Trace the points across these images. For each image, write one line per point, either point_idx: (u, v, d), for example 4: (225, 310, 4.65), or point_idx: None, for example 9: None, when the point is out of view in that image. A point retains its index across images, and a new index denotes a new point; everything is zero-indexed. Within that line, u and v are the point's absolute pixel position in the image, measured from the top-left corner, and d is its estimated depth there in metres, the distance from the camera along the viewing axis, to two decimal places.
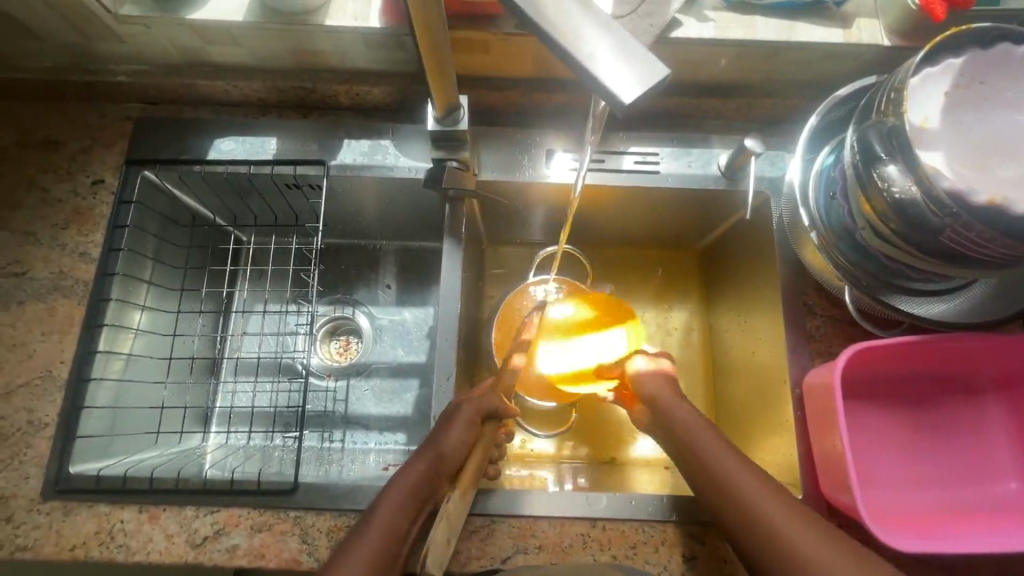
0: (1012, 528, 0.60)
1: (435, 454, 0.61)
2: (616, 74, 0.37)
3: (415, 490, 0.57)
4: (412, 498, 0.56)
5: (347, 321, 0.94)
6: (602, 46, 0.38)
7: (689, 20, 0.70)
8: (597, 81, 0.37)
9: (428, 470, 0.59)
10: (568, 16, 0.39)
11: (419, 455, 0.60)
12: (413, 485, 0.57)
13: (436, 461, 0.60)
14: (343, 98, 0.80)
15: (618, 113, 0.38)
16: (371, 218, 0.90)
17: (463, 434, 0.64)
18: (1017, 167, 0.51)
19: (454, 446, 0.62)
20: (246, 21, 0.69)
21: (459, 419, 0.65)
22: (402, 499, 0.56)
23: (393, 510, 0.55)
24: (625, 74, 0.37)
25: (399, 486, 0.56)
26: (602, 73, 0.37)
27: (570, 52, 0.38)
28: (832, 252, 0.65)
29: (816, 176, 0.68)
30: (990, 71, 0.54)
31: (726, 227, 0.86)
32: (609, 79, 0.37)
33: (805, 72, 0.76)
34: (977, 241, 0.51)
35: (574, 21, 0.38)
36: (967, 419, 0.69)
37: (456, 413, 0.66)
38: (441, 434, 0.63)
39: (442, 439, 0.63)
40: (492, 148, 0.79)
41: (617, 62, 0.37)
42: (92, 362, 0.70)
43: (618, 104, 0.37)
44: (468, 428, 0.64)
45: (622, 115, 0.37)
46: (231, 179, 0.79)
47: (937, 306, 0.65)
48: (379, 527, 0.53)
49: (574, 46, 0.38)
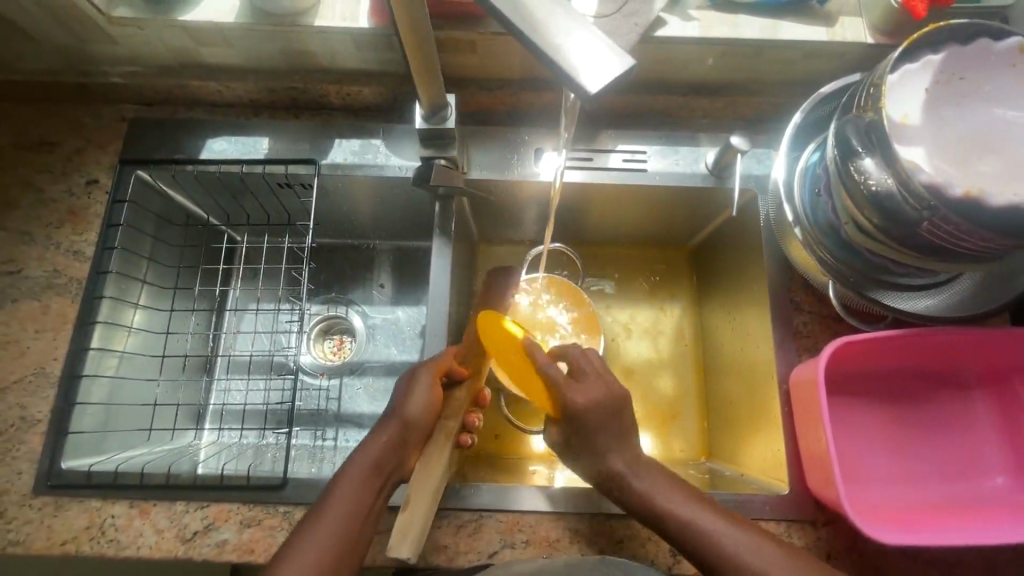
0: (1000, 521, 0.60)
1: (402, 424, 0.61)
2: (586, 63, 0.38)
3: (379, 470, 0.58)
4: (377, 471, 0.58)
5: (341, 320, 0.95)
6: (572, 35, 0.39)
7: (672, 19, 0.70)
8: (567, 70, 0.38)
9: (392, 441, 0.60)
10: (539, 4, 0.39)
11: (385, 427, 0.61)
12: (379, 460, 0.58)
13: (404, 429, 0.61)
14: (334, 98, 0.81)
15: (587, 103, 0.38)
16: (364, 217, 0.91)
17: (426, 399, 0.63)
18: (998, 161, 0.52)
19: (414, 404, 0.63)
20: (237, 22, 0.69)
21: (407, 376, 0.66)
22: (364, 478, 0.57)
23: (356, 487, 0.56)
24: (596, 62, 0.38)
25: (362, 464, 0.57)
26: (572, 63, 0.38)
27: (541, 42, 0.39)
28: (817, 248, 0.65)
29: (801, 173, 0.68)
30: (969, 66, 0.54)
31: (715, 225, 0.87)
32: (579, 70, 0.38)
33: (789, 71, 0.76)
34: (955, 233, 0.52)
35: (543, 7, 0.39)
36: (954, 415, 0.69)
37: (416, 376, 0.65)
38: (402, 400, 0.63)
39: (404, 409, 0.62)
40: (482, 147, 0.80)
41: (589, 51, 0.38)
42: (86, 358, 0.71)
43: (585, 94, 0.38)
44: (429, 393, 0.64)
45: (590, 105, 0.38)
46: (224, 179, 0.80)
47: (923, 301, 0.65)
48: (339, 509, 0.54)
49: (543, 35, 0.39)
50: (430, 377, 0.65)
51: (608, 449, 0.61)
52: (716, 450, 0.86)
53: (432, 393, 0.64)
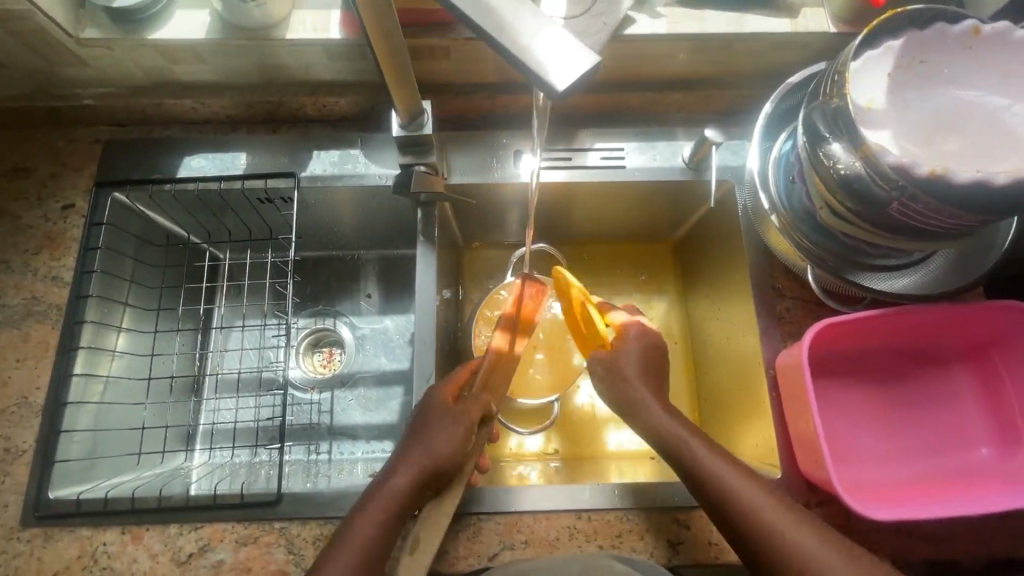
0: (985, 491, 0.62)
1: (431, 456, 0.60)
2: (551, 62, 0.38)
3: (400, 503, 0.58)
4: (396, 505, 0.58)
5: (329, 332, 0.95)
6: (536, 36, 0.39)
7: (641, 17, 0.71)
8: (534, 70, 0.38)
9: (416, 476, 0.59)
10: (500, 8, 0.40)
11: (409, 461, 0.60)
12: (399, 498, 0.58)
13: (430, 464, 0.60)
14: (310, 110, 0.81)
15: (556, 101, 0.39)
16: (347, 228, 0.91)
17: (458, 433, 0.62)
18: (960, 141, 0.53)
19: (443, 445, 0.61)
20: (209, 39, 0.69)
21: (436, 409, 0.64)
22: (385, 512, 0.57)
23: (377, 520, 0.56)
24: (561, 61, 0.38)
25: (384, 500, 0.57)
26: (538, 63, 0.38)
27: (505, 45, 0.39)
28: (794, 234, 0.67)
29: (774, 162, 0.70)
30: (929, 49, 0.56)
31: (696, 218, 0.88)
32: (546, 69, 0.38)
33: (758, 63, 0.78)
34: (925, 211, 0.53)
35: (506, 11, 0.40)
36: (935, 390, 0.71)
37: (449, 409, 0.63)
38: (429, 436, 0.61)
39: (434, 443, 0.61)
40: (461, 152, 0.81)
41: (554, 51, 0.39)
42: (69, 386, 0.70)
43: (554, 92, 0.38)
44: (462, 427, 0.62)
45: (560, 102, 0.39)
46: (202, 197, 0.79)
47: (899, 281, 0.66)
48: (360, 541, 0.55)
49: (508, 38, 0.39)
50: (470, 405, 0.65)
51: (652, 409, 0.63)
52: None
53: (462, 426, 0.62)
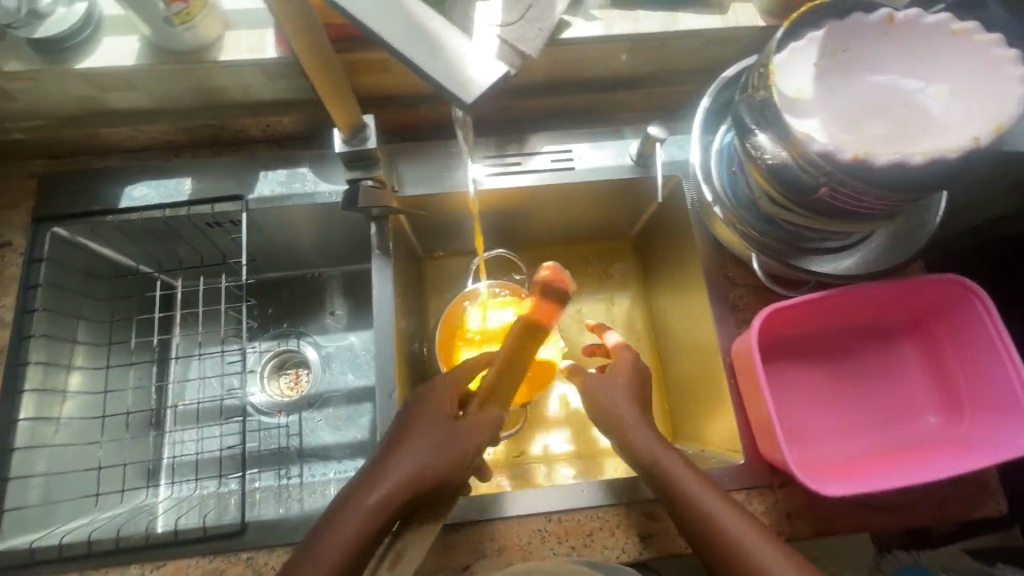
0: (932, 458, 0.64)
1: (419, 468, 0.59)
2: (460, 74, 0.40)
3: (377, 516, 0.57)
4: (373, 518, 0.57)
5: (294, 353, 0.93)
6: (443, 48, 0.40)
7: (577, 20, 0.72)
8: (443, 84, 0.40)
9: (401, 488, 0.58)
10: (403, 23, 0.40)
11: (396, 470, 0.59)
12: (379, 511, 0.57)
13: (418, 476, 0.59)
14: (254, 130, 0.80)
15: (468, 112, 0.41)
16: (304, 247, 0.90)
17: (452, 447, 0.60)
18: (885, 125, 0.55)
19: (434, 466, 0.59)
20: (139, 65, 0.67)
21: (433, 422, 0.62)
22: (362, 524, 0.56)
23: (352, 529, 0.56)
24: (469, 73, 0.40)
25: (361, 512, 0.56)
26: (447, 76, 0.40)
27: (413, 61, 0.40)
28: (739, 225, 0.68)
29: (717, 154, 0.71)
30: (852, 38, 0.57)
31: (650, 214, 0.90)
32: (455, 81, 0.40)
33: (696, 59, 0.80)
34: (854, 194, 0.55)
35: (412, 25, 0.40)
36: (883, 365, 0.73)
37: (439, 419, 0.62)
38: (416, 446, 0.60)
39: (427, 453, 0.60)
40: (411, 163, 0.81)
41: (462, 63, 0.40)
42: (15, 432, 0.68)
43: (464, 103, 0.40)
44: (457, 444, 0.61)
45: (472, 113, 0.41)
46: (148, 226, 0.78)
47: (843, 261, 0.69)
48: (332, 549, 0.55)
49: (416, 52, 0.40)
50: (471, 423, 0.63)
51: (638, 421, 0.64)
52: (680, 431, 0.87)
53: (459, 441, 0.61)
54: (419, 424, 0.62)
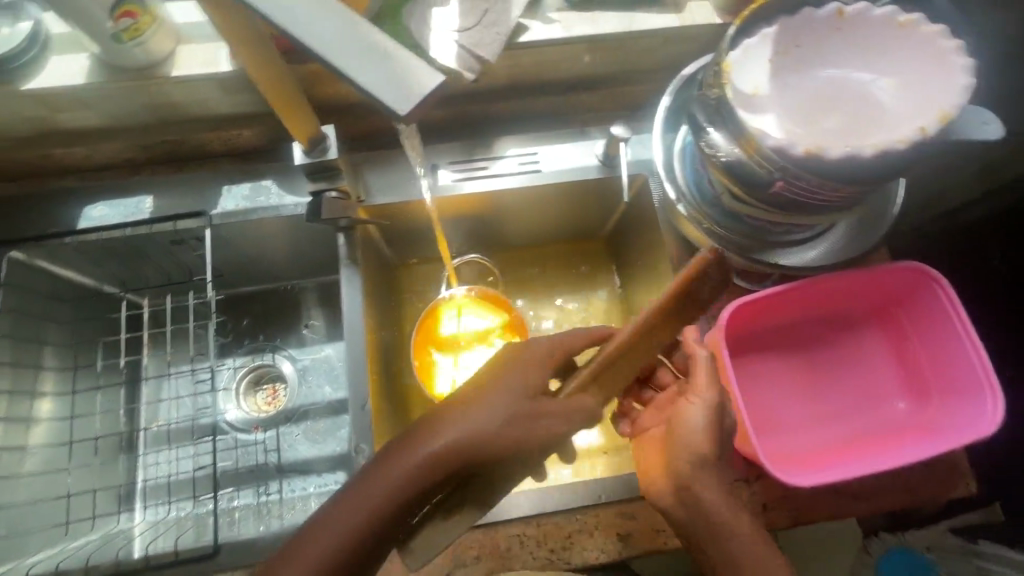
0: (900, 444, 0.65)
1: (477, 435, 0.57)
2: (391, 84, 0.37)
3: (421, 481, 0.56)
4: (415, 483, 0.56)
5: (269, 368, 0.92)
6: (371, 58, 0.37)
7: (535, 23, 0.72)
8: (373, 93, 0.37)
9: (453, 459, 0.57)
10: (328, 33, 0.38)
11: (453, 436, 0.57)
12: (425, 477, 0.56)
13: (473, 446, 0.57)
14: (216, 145, 0.80)
15: (403, 123, 0.38)
16: (274, 261, 0.89)
17: (519, 427, 0.59)
18: (838, 118, 0.56)
19: (498, 437, 0.58)
20: (88, 83, 0.66)
21: (511, 390, 0.60)
22: (404, 487, 0.55)
23: (393, 486, 0.55)
24: (398, 82, 0.37)
25: (406, 475, 0.55)
26: (377, 86, 0.37)
27: (341, 73, 0.37)
28: (705, 220, 0.69)
29: (680, 152, 0.72)
30: (803, 33, 0.58)
31: (621, 212, 0.90)
32: (385, 91, 0.37)
33: (655, 58, 0.80)
34: (811, 187, 0.55)
35: (338, 35, 0.38)
36: (851, 353, 0.74)
37: (517, 392, 0.60)
38: (484, 414, 0.58)
39: (492, 424, 0.58)
40: (377, 171, 0.80)
41: (392, 72, 0.37)
42: None
43: (397, 114, 0.37)
44: (528, 423, 0.59)
45: (407, 124, 0.38)
46: (109, 246, 0.76)
47: (809, 253, 0.69)
48: (365, 504, 0.55)
49: (343, 63, 0.37)
50: (555, 407, 0.61)
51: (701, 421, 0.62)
52: None
53: (531, 423, 0.59)
54: (492, 394, 0.60)
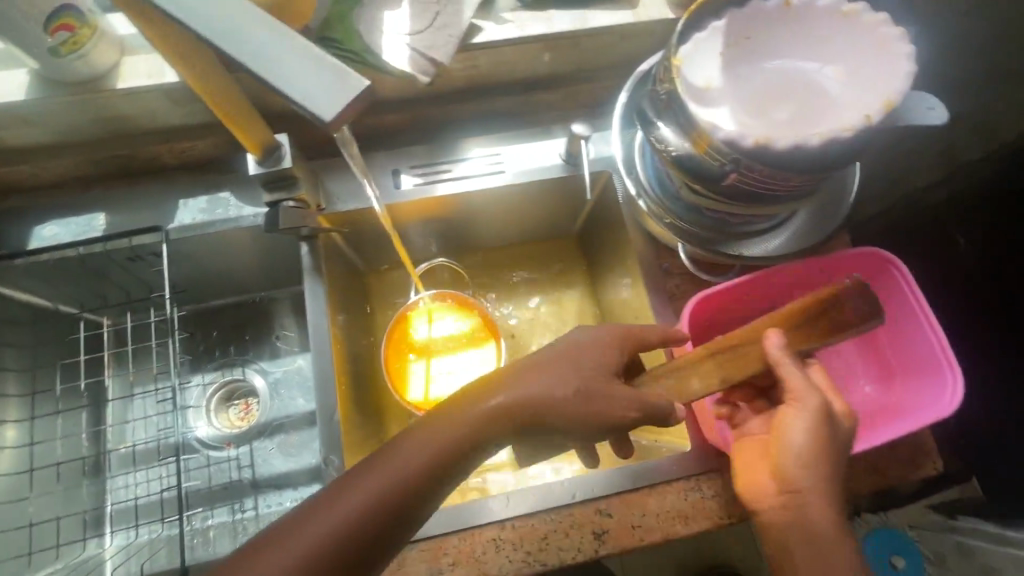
0: (869, 428, 0.66)
1: (545, 397, 0.54)
2: (317, 91, 0.36)
3: (474, 438, 0.52)
4: (470, 442, 0.52)
5: (240, 383, 0.90)
6: (300, 66, 0.37)
7: (488, 24, 0.72)
8: (297, 100, 0.36)
9: (521, 417, 0.54)
10: (259, 44, 0.38)
11: (520, 396, 0.54)
12: (486, 434, 0.53)
13: (541, 410, 0.54)
14: (168, 157, 0.77)
15: (328, 131, 0.37)
16: (239, 274, 0.87)
17: (592, 397, 0.55)
18: (790, 109, 0.57)
19: (567, 402, 0.54)
20: (29, 99, 0.64)
21: (584, 349, 0.57)
22: (456, 446, 0.52)
23: (445, 443, 0.52)
24: (323, 91, 0.36)
25: (462, 432, 0.52)
26: (303, 94, 0.36)
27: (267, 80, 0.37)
28: (666, 216, 0.69)
29: (639, 150, 0.72)
30: (753, 25, 0.58)
31: (588, 210, 0.90)
32: (310, 98, 0.36)
33: (612, 55, 0.80)
34: (763, 177, 0.55)
35: (268, 45, 0.38)
36: None
37: (595, 357, 0.57)
38: (554, 375, 0.55)
39: (565, 390, 0.55)
40: (338, 178, 0.79)
41: (318, 80, 0.37)
42: None
43: (320, 121, 0.36)
44: (603, 396, 0.55)
45: (331, 132, 0.37)
46: (62, 266, 0.74)
47: (770, 243, 0.70)
48: (414, 458, 0.51)
49: (270, 72, 0.37)
50: (626, 393, 0.56)
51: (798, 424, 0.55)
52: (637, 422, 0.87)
53: (609, 397, 0.56)
54: (561, 359, 0.56)
